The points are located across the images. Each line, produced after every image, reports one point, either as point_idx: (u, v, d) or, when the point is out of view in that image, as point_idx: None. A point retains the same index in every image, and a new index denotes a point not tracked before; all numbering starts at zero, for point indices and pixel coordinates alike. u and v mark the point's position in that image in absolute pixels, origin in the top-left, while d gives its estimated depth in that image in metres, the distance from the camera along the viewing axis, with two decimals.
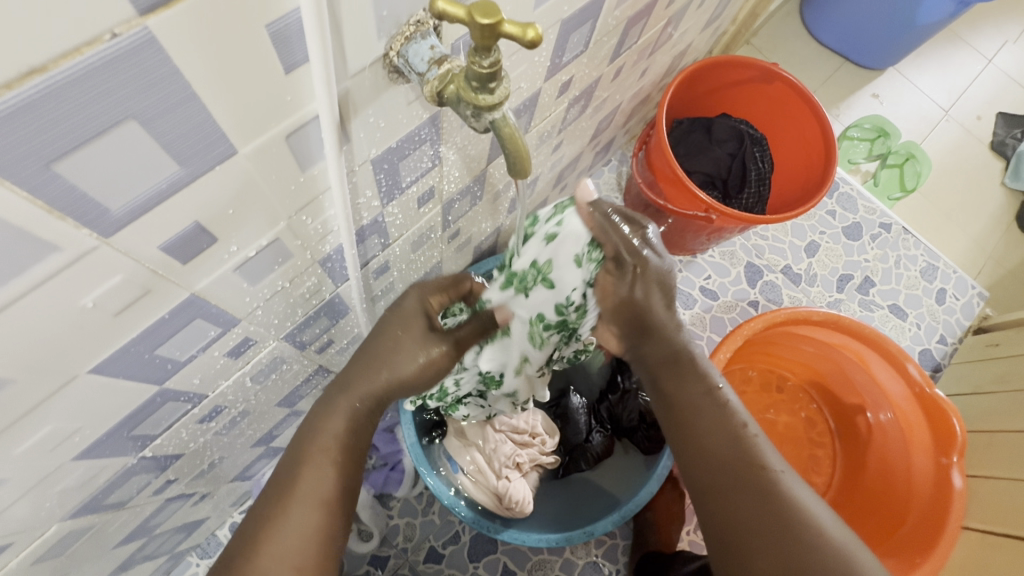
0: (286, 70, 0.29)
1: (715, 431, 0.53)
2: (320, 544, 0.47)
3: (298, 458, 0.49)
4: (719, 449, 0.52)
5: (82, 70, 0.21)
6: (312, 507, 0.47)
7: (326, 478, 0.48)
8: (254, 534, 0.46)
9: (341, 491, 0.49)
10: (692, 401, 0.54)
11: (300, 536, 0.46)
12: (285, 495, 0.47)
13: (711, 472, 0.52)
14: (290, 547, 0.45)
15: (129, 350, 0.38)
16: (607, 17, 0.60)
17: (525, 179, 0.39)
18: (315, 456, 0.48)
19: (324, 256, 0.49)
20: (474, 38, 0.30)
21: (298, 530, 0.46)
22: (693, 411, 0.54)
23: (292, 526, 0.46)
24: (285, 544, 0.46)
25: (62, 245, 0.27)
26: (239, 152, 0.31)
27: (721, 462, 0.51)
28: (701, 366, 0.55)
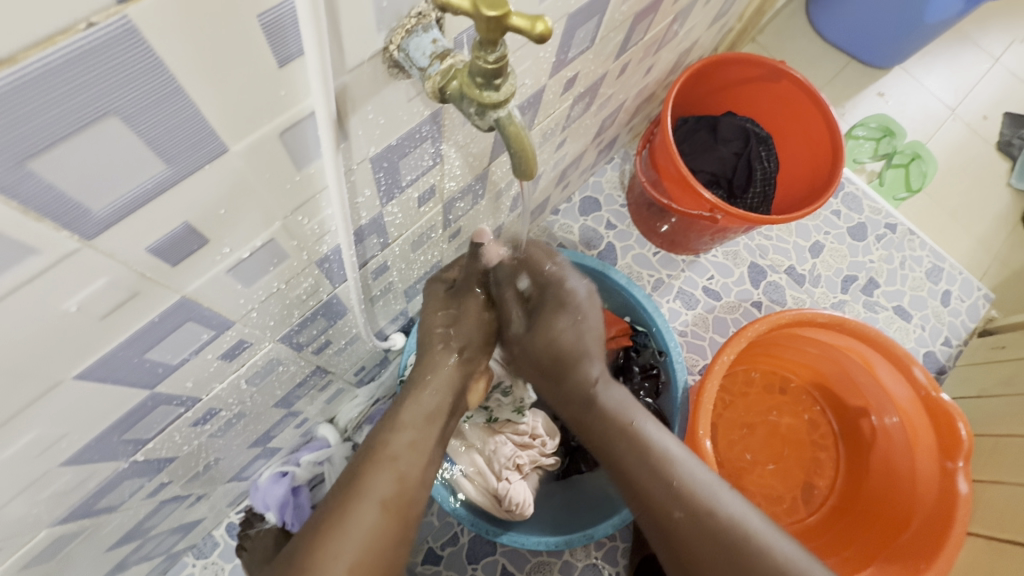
0: (279, 63, 0.27)
1: (649, 471, 0.63)
2: (377, 546, 0.52)
3: (367, 462, 0.56)
4: (651, 484, 0.62)
5: (57, 62, 0.20)
6: (373, 507, 0.53)
7: (390, 479, 0.55)
8: (321, 531, 0.51)
9: (401, 496, 0.55)
10: (623, 445, 0.64)
11: (362, 536, 0.51)
12: (353, 493, 0.53)
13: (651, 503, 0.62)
14: (350, 542, 0.50)
15: (117, 355, 0.36)
16: (614, 11, 0.58)
17: (531, 180, 0.37)
18: (383, 460, 0.56)
19: (322, 256, 0.48)
20: (479, 31, 0.28)
21: (361, 529, 0.51)
22: (621, 448, 0.64)
23: (354, 527, 0.52)
24: (344, 542, 0.50)
25: (41, 247, 0.26)
26: (230, 150, 0.29)
27: (655, 502, 0.62)
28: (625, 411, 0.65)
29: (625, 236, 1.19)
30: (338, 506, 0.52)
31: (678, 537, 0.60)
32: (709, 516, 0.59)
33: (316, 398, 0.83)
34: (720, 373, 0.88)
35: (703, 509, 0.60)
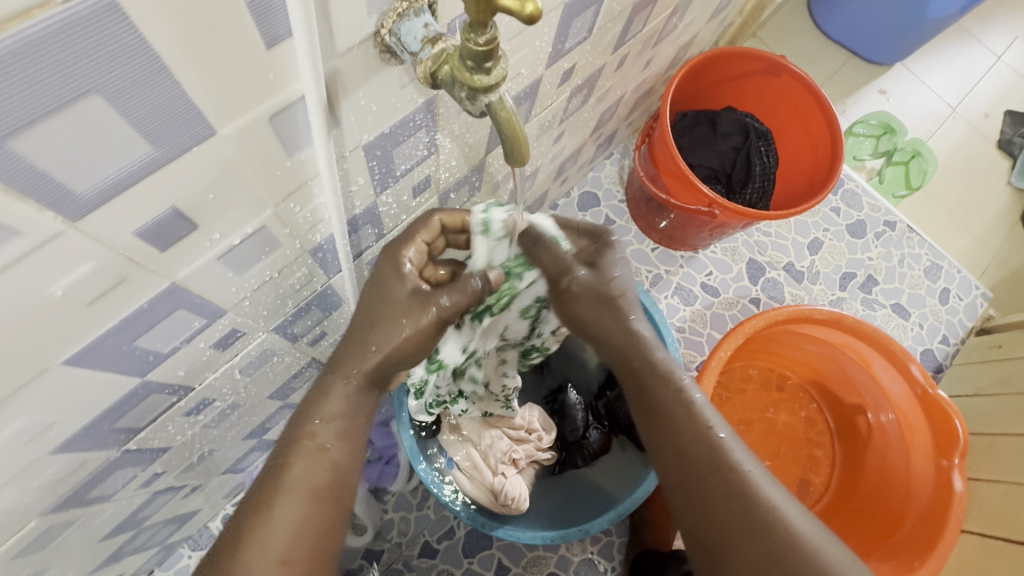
0: (267, 45, 0.27)
1: (689, 437, 0.54)
2: (308, 539, 0.45)
3: (287, 452, 0.48)
4: (690, 450, 0.54)
5: (35, 36, 0.20)
6: (302, 497, 0.46)
7: (321, 463, 0.47)
8: (244, 529, 0.45)
9: (336, 480, 0.48)
10: (660, 406, 0.55)
11: (289, 530, 0.45)
12: (275, 484, 0.46)
13: (685, 473, 0.53)
14: (275, 540, 0.44)
15: (106, 341, 0.36)
16: (611, 2, 0.58)
17: (523, 167, 0.37)
18: (308, 444, 0.48)
19: (315, 246, 0.48)
20: (469, 13, 0.28)
21: (287, 522, 0.45)
22: (664, 412, 0.55)
23: (280, 518, 0.45)
24: (270, 537, 0.44)
25: (25, 228, 0.25)
26: (218, 133, 0.29)
27: (693, 474, 0.53)
28: (664, 371, 0.56)
29: (623, 231, 1.19)
30: (261, 499, 0.46)
31: (708, 512, 0.52)
32: (749, 495, 0.51)
33: None
34: (716, 370, 0.89)
35: (744, 488, 0.51)
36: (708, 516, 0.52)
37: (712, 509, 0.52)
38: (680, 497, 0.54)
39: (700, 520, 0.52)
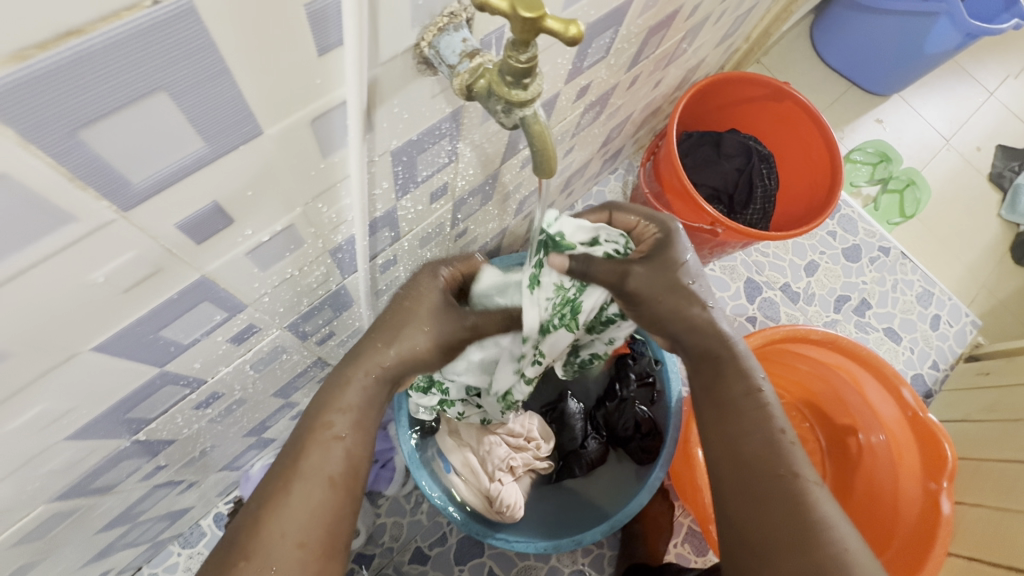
0: (319, 51, 0.29)
1: (752, 435, 0.52)
2: (329, 524, 0.45)
3: (299, 446, 0.46)
4: (754, 445, 0.51)
5: (120, 35, 0.21)
6: (319, 485, 0.45)
7: (337, 452, 0.47)
8: (257, 517, 0.44)
9: (351, 466, 0.47)
10: (734, 403, 0.54)
11: (306, 514, 0.44)
12: (290, 474, 0.45)
13: (740, 468, 0.51)
14: (295, 525, 0.43)
15: (133, 330, 0.37)
16: (629, 25, 0.60)
17: (549, 179, 0.38)
18: (321, 433, 0.47)
19: (335, 246, 0.49)
20: (513, 31, 0.29)
21: (306, 508, 0.44)
22: (736, 405, 0.53)
23: (295, 504, 0.44)
24: (289, 522, 0.43)
25: (79, 215, 0.26)
26: (264, 133, 0.30)
27: (751, 473, 0.50)
28: (744, 367, 0.55)
29: None
30: (274, 489, 0.44)
31: (759, 512, 0.48)
32: (805, 507, 0.48)
33: (313, 390, 0.83)
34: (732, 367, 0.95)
35: (800, 496, 0.48)
36: (760, 517, 0.48)
37: (762, 512, 0.48)
38: (727, 494, 0.51)
39: (749, 522, 0.49)
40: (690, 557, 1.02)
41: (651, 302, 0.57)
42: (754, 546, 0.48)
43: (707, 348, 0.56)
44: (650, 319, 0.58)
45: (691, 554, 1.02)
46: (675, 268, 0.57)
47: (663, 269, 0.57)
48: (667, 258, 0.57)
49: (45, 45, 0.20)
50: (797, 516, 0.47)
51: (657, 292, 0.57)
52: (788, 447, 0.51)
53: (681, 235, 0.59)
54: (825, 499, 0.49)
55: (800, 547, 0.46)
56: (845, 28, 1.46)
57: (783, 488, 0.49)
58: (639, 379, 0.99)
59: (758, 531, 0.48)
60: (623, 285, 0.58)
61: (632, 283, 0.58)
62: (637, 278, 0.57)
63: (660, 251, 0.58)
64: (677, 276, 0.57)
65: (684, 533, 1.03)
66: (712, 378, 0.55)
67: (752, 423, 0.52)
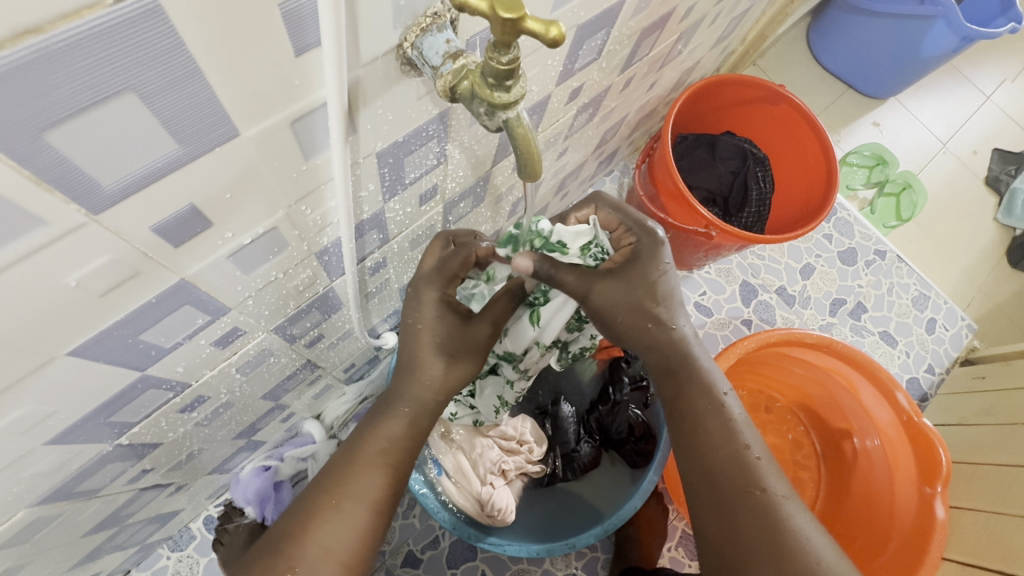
0: (296, 52, 0.28)
1: (718, 451, 0.51)
2: (365, 542, 0.47)
3: (349, 466, 0.49)
4: (721, 462, 0.50)
5: (83, 34, 0.20)
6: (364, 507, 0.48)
7: (380, 478, 0.50)
8: (302, 527, 0.46)
9: (391, 491, 0.50)
10: (698, 418, 0.52)
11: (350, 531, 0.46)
12: None
13: (710, 486, 0.50)
14: (342, 541, 0.46)
15: (112, 334, 0.36)
16: (622, 26, 0.60)
17: (534, 182, 0.37)
18: (370, 458, 0.50)
19: (322, 248, 0.48)
20: (493, 33, 0.29)
21: (349, 525, 0.47)
22: (699, 421, 0.52)
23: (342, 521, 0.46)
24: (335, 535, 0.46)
25: (49, 219, 0.26)
26: (242, 135, 0.30)
27: (721, 489, 0.50)
28: (706, 381, 0.54)
29: None
30: (325, 500, 0.47)
31: (730, 530, 0.48)
32: (776, 522, 0.47)
33: (303, 392, 0.82)
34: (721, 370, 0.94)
35: (770, 512, 0.48)
36: (731, 534, 0.48)
37: (734, 528, 0.48)
38: (700, 510, 0.51)
39: (723, 539, 0.48)
40: (683, 561, 1.01)
41: (615, 320, 0.53)
42: (730, 562, 0.48)
43: (670, 365, 0.54)
44: (610, 334, 0.55)
45: (685, 558, 1.02)
46: (642, 285, 0.53)
47: (628, 286, 0.53)
48: (635, 272, 0.53)
49: (1, 44, 0.19)
50: (771, 531, 0.47)
51: (616, 313, 0.53)
52: (755, 462, 0.50)
53: (665, 250, 0.54)
54: (794, 510, 0.49)
55: (772, 563, 0.46)
56: (841, 31, 1.46)
57: (751, 506, 0.48)
58: (632, 382, 0.99)
59: (731, 548, 0.48)
60: (587, 300, 0.54)
61: (596, 299, 0.53)
62: (597, 298, 0.53)
63: (626, 266, 0.53)
64: (642, 298, 0.53)
65: (678, 537, 1.02)
66: (675, 395, 0.54)
67: (718, 439, 0.51)
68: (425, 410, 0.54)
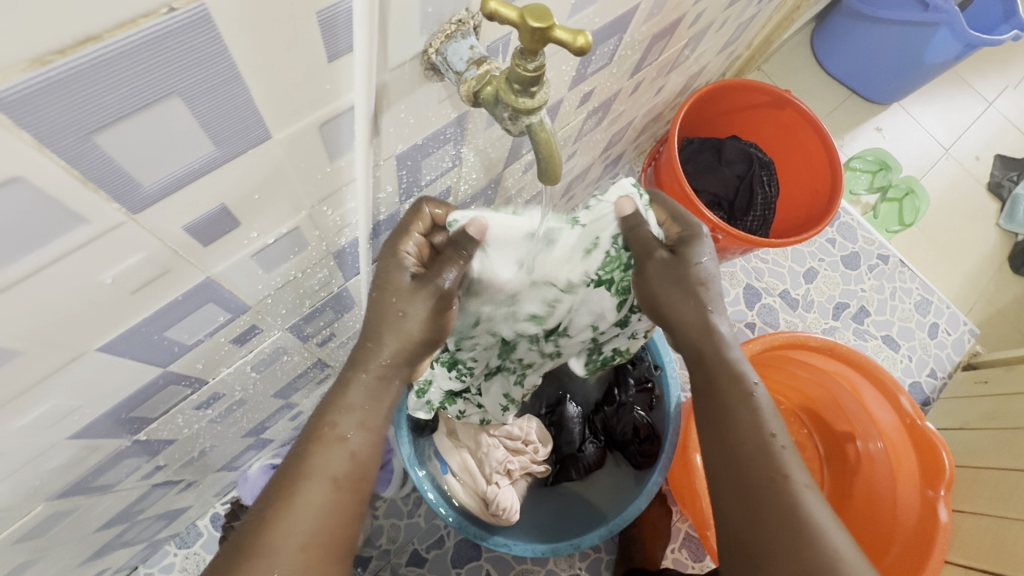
0: (329, 58, 0.29)
1: (742, 439, 0.51)
2: (334, 523, 0.42)
3: (304, 443, 0.43)
4: (746, 456, 0.50)
5: (137, 41, 0.21)
6: (326, 486, 0.42)
7: (342, 453, 0.43)
8: (263, 517, 0.41)
9: (356, 467, 0.44)
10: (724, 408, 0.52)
11: (314, 514, 0.41)
12: (298, 469, 0.42)
13: (734, 478, 0.50)
14: (303, 524, 0.40)
15: (139, 330, 0.37)
16: (633, 32, 0.61)
17: (554, 185, 0.38)
18: (328, 433, 0.44)
19: (339, 249, 0.49)
20: (522, 40, 0.30)
21: (309, 511, 0.41)
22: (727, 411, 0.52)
23: (304, 506, 0.41)
24: (295, 520, 0.40)
25: (90, 217, 0.27)
26: (274, 137, 0.31)
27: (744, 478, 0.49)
28: (737, 372, 0.53)
29: None
30: (282, 487, 0.42)
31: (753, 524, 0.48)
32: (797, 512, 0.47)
33: (312, 391, 0.83)
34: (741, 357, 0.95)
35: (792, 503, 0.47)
36: (753, 528, 0.48)
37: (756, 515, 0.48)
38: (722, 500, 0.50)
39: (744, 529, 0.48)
40: (687, 562, 1.02)
41: (659, 287, 0.55)
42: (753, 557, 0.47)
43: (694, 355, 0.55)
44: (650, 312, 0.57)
45: (688, 560, 1.02)
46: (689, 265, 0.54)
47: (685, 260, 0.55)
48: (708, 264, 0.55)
49: (64, 50, 0.20)
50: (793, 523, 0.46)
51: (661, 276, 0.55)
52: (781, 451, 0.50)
53: (708, 241, 0.56)
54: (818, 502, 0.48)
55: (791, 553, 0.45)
56: (845, 36, 1.47)
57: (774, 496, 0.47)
58: (638, 384, 0.99)
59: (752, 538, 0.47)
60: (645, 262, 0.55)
61: (647, 269, 0.55)
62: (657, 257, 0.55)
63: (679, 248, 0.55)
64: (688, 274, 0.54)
65: (682, 539, 1.03)
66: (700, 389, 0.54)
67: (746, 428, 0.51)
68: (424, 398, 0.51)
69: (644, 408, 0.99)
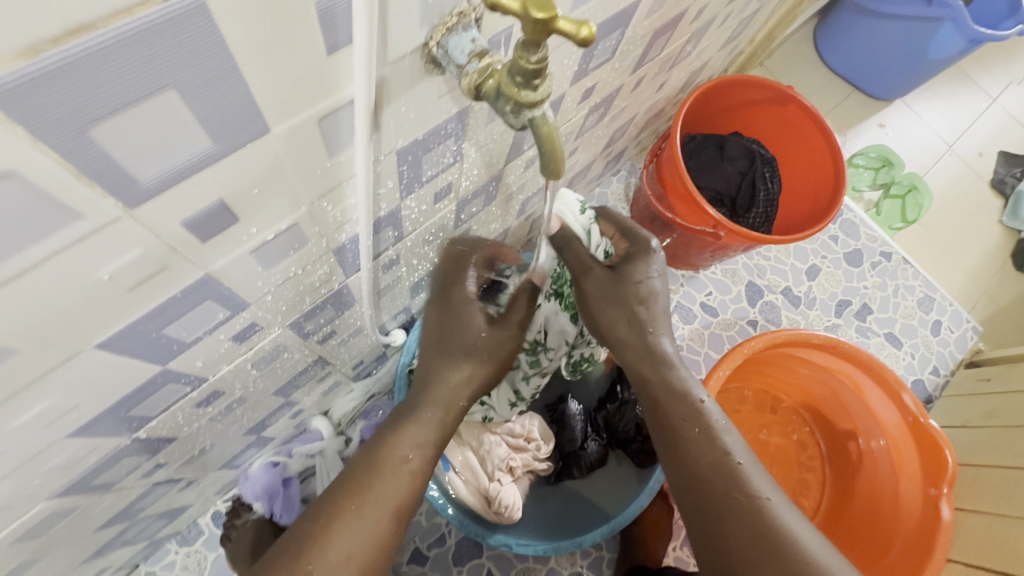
0: (328, 50, 0.29)
1: (703, 456, 0.52)
2: (382, 550, 0.47)
3: (370, 470, 0.49)
4: (701, 469, 0.52)
5: (131, 32, 0.21)
6: (385, 514, 0.48)
7: (404, 484, 0.50)
8: (324, 528, 0.45)
9: (412, 500, 0.50)
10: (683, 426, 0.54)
11: (370, 539, 0.46)
12: (364, 493, 0.48)
13: (695, 494, 0.52)
14: (361, 548, 0.45)
15: (137, 328, 0.37)
16: (636, 26, 0.60)
17: (556, 180, 0.38)
18: (395, 465, 0.50)
19: (339, 245, 0.49)
20: (525, 32, 0.29)
21: (370, 532, 0.46)
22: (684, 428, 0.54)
23: (364, 529, 0.46)
24: (355, 540, 0.45)
25: (86, 212, 0.26)
26: (272, 131, 0.30)
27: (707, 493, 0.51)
28: None
29: None
30: (346, 504, 0.47)
31: (718, 536, 0.50)
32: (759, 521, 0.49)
33: (313, 389, 0.83)
34: (743, 355, 0.94)
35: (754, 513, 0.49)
36: (719, 540, 0.50)
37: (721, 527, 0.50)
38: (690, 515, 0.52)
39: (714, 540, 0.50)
40: (688, 560, 1.02)
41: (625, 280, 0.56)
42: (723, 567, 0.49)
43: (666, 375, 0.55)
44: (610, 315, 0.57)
45: (689, 558, 1.02)
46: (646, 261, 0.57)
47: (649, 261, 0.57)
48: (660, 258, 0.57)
49: (57, 40, 0.19)
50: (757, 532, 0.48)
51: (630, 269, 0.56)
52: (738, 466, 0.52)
53: (657, 257, 0.57)
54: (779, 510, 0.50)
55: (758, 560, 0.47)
56: (849, 32, 1.46)
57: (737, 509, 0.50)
58: None
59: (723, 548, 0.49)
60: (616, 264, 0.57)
61: (587, 284, 0.57)
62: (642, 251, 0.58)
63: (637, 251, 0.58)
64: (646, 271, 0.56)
65: (683, 537, 1.03)
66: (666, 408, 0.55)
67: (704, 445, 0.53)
68: (452, 411, 0.56)
69: None
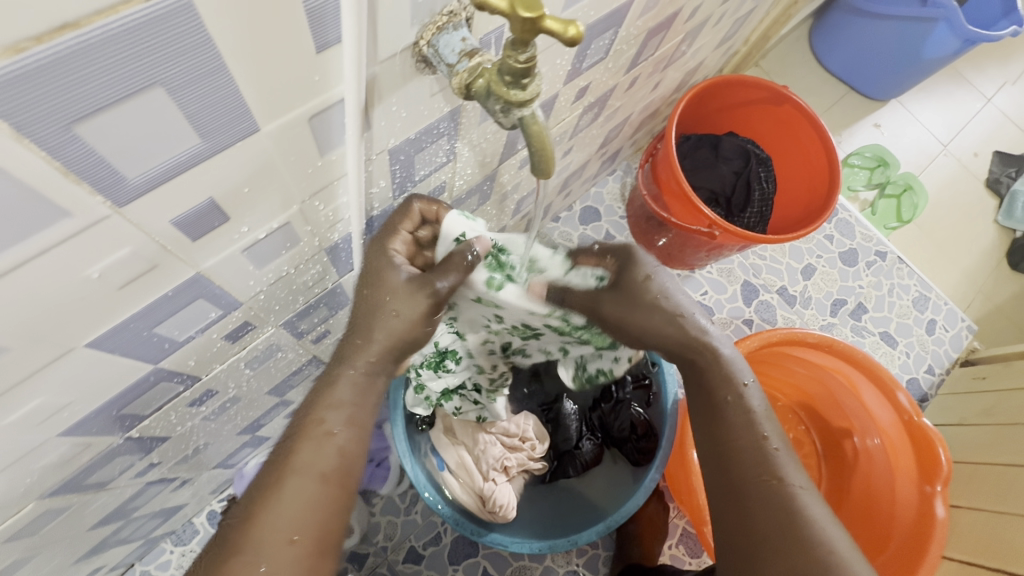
0: (318, 49, 0.29)
1: (739, 441, 0.51)
2: (322, 517, 0.42)
3: (296, 439, 0.44)
4: (735, 454, 0.51)
5: (116, 29, 0.21)
6: (312, 479, 0.43)
7: (331, 446, 0.44)
8: (251, 510, 0.41)
9: (346, 462, 0.45)
10: (720, 410, 0.53)
11: (302, 509, 0.42)
12: (285, 465, 0.43)
13: (725, 478, 0.51)
14: (291, 520, 0.41)
15: (128, 326, 0.37)
16: (629, 26, 0.60)
17: (547, 179, 0.38)
18: (315, 428, 0.44)
19: (332, 244, 0.49)
20: (512, 31, 0.29)
21: (298, 503, 0.42)
22: (721, 411, 0.53)
23: (290, 501, 0.42)
24: (283, 515, 0.41)
25: (74, 211, 0.26)
26: (262, 130, 0.30)
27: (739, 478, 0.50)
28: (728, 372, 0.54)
29: None
30: (270, 481, 0.42)
31: (745, 523, 0.48)
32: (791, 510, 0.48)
33: (307, 388, 0.83)
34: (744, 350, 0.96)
35: (787, 502, 0.48)
36: (746, 528, 0.48)
37: (748, 514, 0.49)
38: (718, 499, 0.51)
39: (738, 527, 0.49)
40: (684, 558, 1.02)
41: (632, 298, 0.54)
42: (745, 553, 0.48)
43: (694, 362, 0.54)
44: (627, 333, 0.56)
45: (685, 556, 1.02)
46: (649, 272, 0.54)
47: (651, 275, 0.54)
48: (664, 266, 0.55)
49: (40, 37, 0.19)
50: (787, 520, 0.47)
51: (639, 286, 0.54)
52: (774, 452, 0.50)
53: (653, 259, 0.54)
54: (812, 501, 0.49)
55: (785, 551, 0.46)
56: (844, 32, 1.47)
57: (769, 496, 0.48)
58: (635, 381, 1.00)
59: (748, 535, 0.48)
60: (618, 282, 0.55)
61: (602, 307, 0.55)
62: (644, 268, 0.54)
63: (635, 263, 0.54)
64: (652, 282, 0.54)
65: (679, 536, 1.03)
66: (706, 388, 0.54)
67: (741, 431, 0.52)
68: None
69: (642, 405, 1.00)
